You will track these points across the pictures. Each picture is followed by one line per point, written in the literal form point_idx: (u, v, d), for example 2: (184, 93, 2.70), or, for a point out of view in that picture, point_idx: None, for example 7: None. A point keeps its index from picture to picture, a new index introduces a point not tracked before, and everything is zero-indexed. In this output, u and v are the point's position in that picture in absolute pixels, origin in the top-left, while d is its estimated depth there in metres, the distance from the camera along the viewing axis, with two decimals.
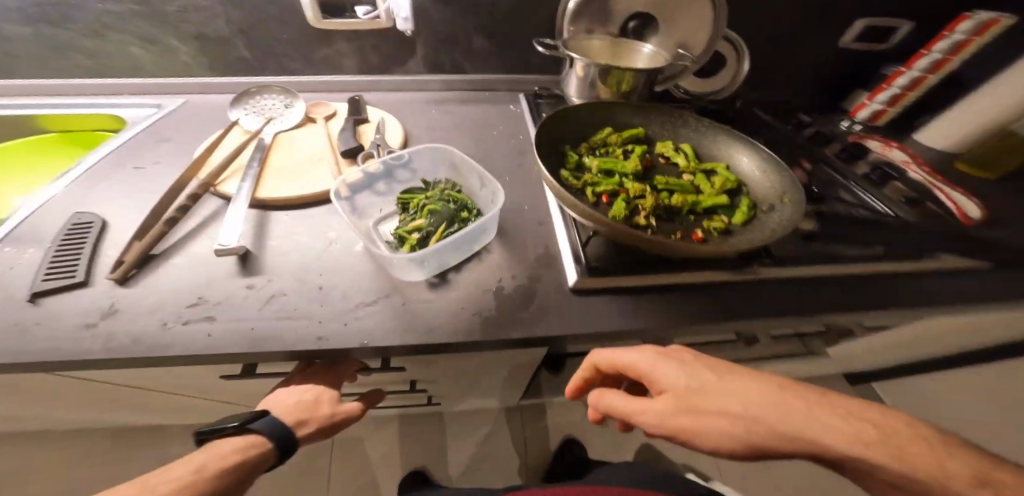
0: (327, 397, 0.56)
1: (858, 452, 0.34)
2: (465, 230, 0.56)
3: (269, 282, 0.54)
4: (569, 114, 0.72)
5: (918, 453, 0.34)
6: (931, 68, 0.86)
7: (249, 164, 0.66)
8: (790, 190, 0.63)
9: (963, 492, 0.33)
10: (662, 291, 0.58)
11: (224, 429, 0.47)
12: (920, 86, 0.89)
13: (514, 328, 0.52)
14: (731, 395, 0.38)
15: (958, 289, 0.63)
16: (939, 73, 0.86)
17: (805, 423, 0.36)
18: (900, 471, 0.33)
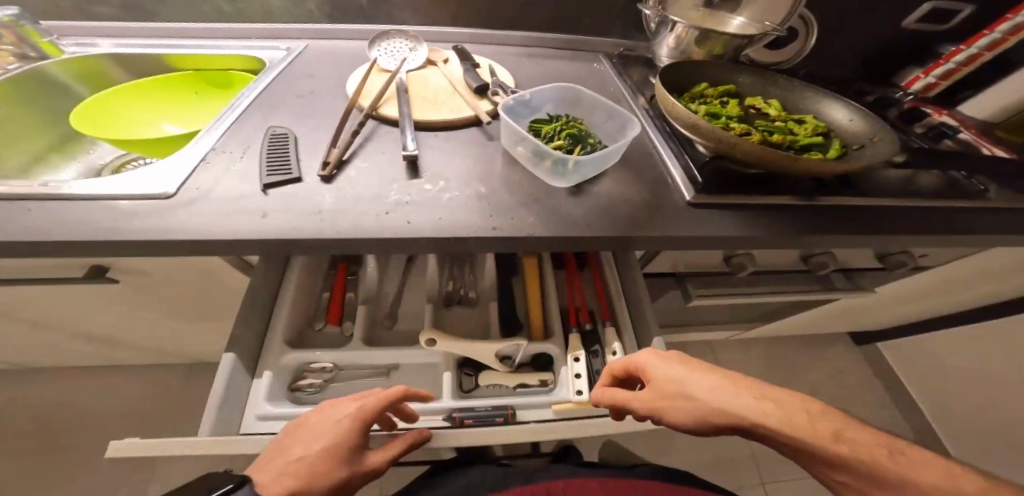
0: (330, 456, 0.51)
1: (772, 425, 0.46)
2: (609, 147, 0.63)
3: (440, 185, 0.62)
4: (678, 67, 0.84)
5: (820, 424, 0.46)
6: (988, 47, 0.96)
7: (402, 94, 0.76)
8: (881, 132, 0.73)
9: (846, 455, 0.43)
10: (772, 209, 0.67)
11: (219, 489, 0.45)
12: (976, 62, 0.99)
13: (654, 228, 0.60)
14: (689, 384, 0.53)
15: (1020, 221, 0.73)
16: (996, 51, 0.96)
17: (730, 402, 0.49)
18: (804, 441, 0.45)
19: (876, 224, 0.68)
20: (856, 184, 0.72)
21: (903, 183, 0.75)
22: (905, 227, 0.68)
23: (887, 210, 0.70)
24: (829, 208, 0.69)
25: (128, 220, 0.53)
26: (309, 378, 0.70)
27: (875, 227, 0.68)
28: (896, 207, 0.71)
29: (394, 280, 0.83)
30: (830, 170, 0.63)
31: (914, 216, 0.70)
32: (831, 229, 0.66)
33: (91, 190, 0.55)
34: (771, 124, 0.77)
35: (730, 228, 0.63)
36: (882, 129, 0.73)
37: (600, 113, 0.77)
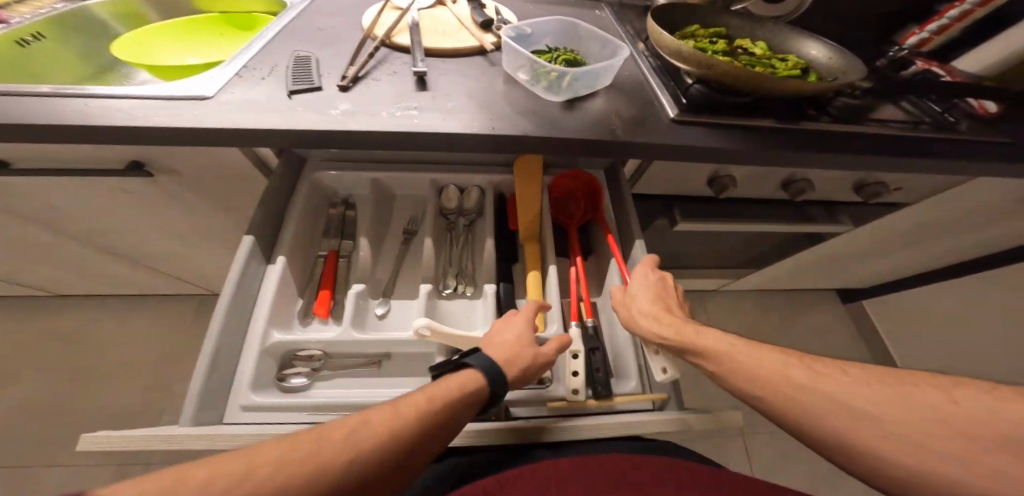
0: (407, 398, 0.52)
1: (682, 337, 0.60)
2: (600, 63, 0.69)
3: (444, 96, 0.69)
4: (669, 8, 0.89)
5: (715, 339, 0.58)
6: (977, 4, 0.98)
7: (412, 25, 0.82)
8: (853, 66, 0.79)
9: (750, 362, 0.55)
10: (750, 129, 0.72)
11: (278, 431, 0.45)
12: (967, 18, 1.02)
13: (636, 138, 0.67)
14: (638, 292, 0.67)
15: (991, 150, 0.78)
16: (985, 7, 0.98)
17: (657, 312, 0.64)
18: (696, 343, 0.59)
19: (847, 146, 0.73)
20: (828, 113, 0.78)
21: (880, 115, 0.80)
22: (874, 150, 0.73)
23: (861, 135, 0.75)
24: (806, 131, 0.74)
25: (170, 114, 0.61)
26: (295, 367, 0.69)
27: (846, 148, 0.73)
28: (870, 133, 0.75)
29: (400, 201, 0.91)
30: (800, 89, 0.69)
31: (887, 142, 0.75)
32: (804, 147, 0.72)
33: (138, 90, 0.63)
34: (754, 59, 0.82)
35: (708, 141, 0.69)
36: (854, 65, 0.79)
37: (596, 46, 0.82)
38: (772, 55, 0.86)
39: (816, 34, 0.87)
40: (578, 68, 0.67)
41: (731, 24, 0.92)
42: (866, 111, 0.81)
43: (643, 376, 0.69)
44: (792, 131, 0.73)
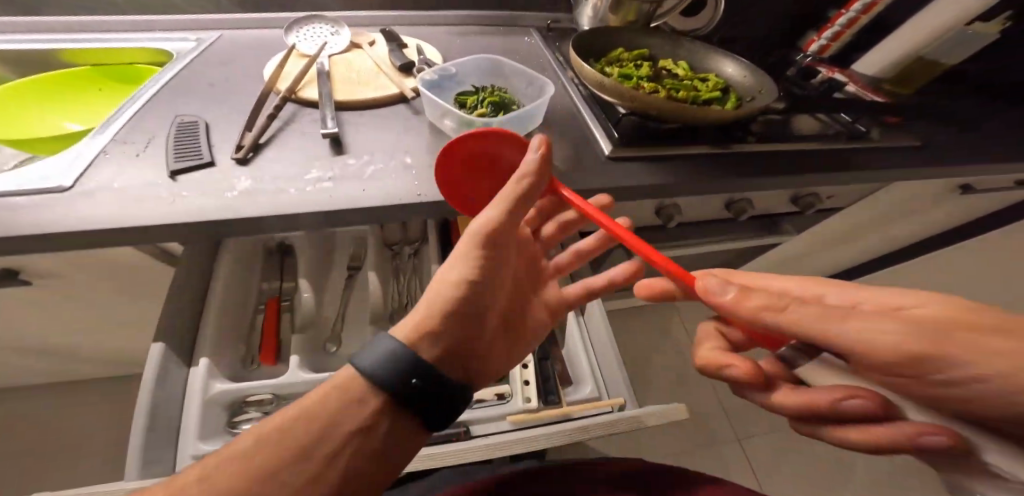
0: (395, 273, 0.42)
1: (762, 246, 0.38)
2: (527, 107, 0.64)
3: (361, 158, 0.62)
4: (592, 33, 0.87)
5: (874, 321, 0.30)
6: (862, 11, 1.07)
7: (320, 74, 0.75)
8: (764, 85, 0.81)
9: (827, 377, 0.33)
10: (685, 159, 0.71)
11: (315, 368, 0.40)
12: (856, 23, 1.11)
13: (573, 183, 0.64)
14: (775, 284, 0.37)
15: (904, 154, 0.82)
16: (868, 13, 1.08)
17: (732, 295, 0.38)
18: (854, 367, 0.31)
19: (775, 166, 0.75)
20: (753, 132, 0.79)
21: (801, 130, 0.83)
22: (800, 167, 0.75)
23: (786, 154, 0.77)
24: (736, 155, 0.74)
25: (10, 216, 0.49)
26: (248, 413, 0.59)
27: (773, 168, 0.74)
28: (794, 150, 0.77)
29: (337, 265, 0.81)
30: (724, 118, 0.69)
31: (809, 158, 0.77)
32: (736, 173, 0.72)
33: None
34: (676, 83, 0.83)
35: (646, 178, 0.67)
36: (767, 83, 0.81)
37: (523, 81, 0.79)
38: (694, 76, 0.87)
39: (730, 52, 0.89)
40: (506, 117, 0.64)
41: (655, 44, 0.92)
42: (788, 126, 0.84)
43: (599, 378, 0.64)
44: (723, 156, 0.73)
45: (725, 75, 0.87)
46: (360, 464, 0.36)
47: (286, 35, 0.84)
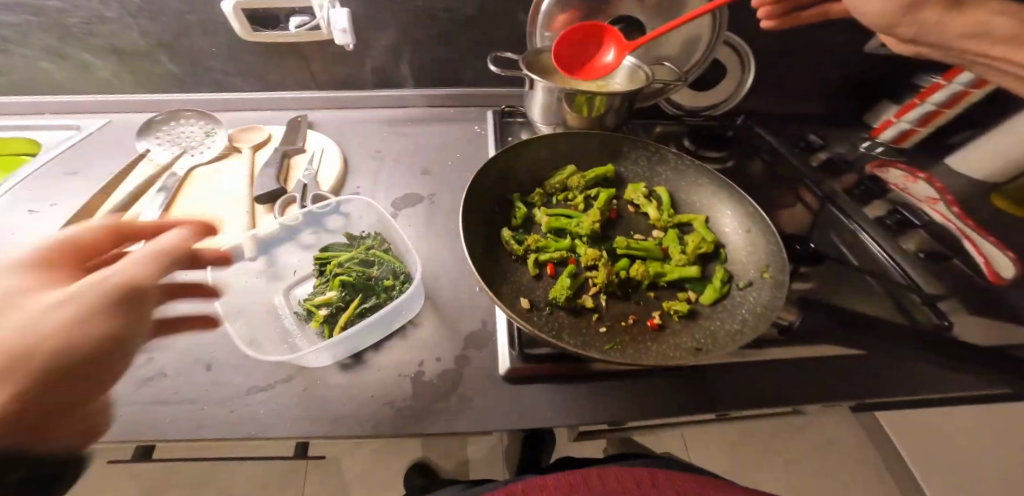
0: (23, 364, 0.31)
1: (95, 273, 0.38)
2: (387, 309, 0.52)
3: (149, 360, 0.50)
4: (531, 145, 0.64)
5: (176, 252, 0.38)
6: (945, 104, 0.81)
7: (148, 211, 0.60)
8: (774, 265, 0.54)
9: None
10: (615, 377, 0.53)
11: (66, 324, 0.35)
12: (941, 116, 0.84)
13: (427, 422, 0.49)
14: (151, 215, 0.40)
15: (981, 368, 0.57)
16: (961, 102, 0.81)
17: None
18: None
19: (761, 388, 0.53)
20: (755, 344, 0.55)
21: (798, 319, 0.59)
22: (804, 391, 0.53)
23: (785, 367, 0.54)
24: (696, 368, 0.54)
25: None
26: None
27: (759, 393, 0.52)
28: (797, 360, 0.55)
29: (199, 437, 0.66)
30: (670, 353, 0.47)
31: (821, 376, 0.54)
32: (693, 400, 0.52)
33: None
34: (635, 243, 0.58)
35: (544, 415, 0.50)
36: (778, 255, 0.54)
37: (418, 231, 0.67)
38: (672, 221, 0.62)
39: (736, 186, 0.62)
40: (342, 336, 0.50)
41: (625, 159, 0.69)
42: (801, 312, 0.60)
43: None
44: (676, 371, 0.54)
45: (718, 225, 0.62)
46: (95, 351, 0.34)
47: (142, 137, 0.70)
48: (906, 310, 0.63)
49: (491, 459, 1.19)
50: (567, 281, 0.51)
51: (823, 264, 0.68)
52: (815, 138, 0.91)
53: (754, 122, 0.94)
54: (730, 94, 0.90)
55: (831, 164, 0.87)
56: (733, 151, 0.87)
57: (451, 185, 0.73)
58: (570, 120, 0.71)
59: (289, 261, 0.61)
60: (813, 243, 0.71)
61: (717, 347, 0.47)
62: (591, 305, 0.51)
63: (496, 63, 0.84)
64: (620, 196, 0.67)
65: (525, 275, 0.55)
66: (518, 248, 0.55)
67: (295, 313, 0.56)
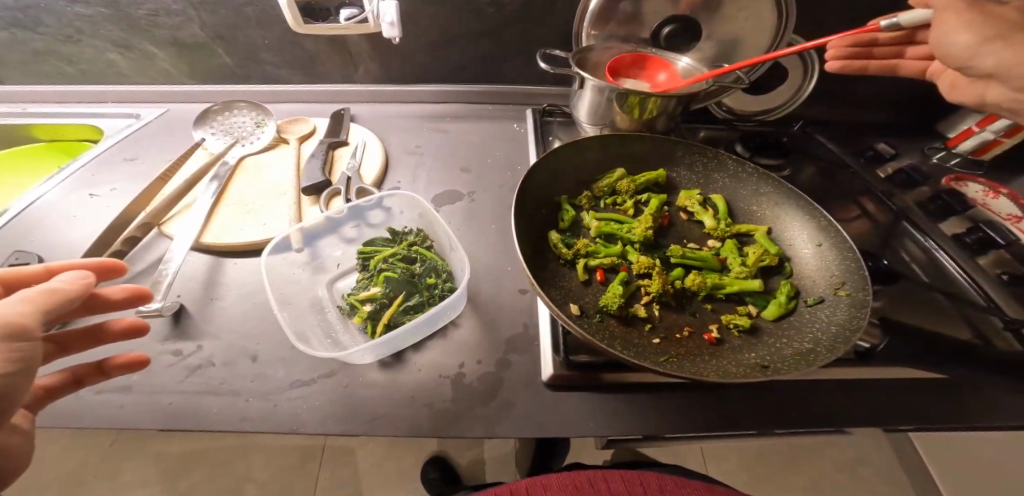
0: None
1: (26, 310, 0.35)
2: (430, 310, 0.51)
3: (198, 348, 0.51)
4: (581, 145, 0.62)
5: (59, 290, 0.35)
6: None
7: (202, 198, 0.61)
8: (851, 283, 0.50)
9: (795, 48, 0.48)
10: (666, 391, 0.50)
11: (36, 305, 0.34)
12: None
13: (467, 426, 0.47)
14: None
15: None
16: None
17: None
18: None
19: (828, 412, 0.49)
20: (820, 367, 0.51)
21: (882, 342, 0.54)
22: (874, 421, 0.48)
23: (854, 392, 0.50)
24: (754, 385, 0.51)
25: None
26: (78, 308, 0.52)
27: (824, 419, 0.48)
28: (868, 385, 0.50)
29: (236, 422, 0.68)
30: (734, 370, 0.43)
31: (899, 405, 0.49)
32: (749, 421, 0.48)
33: None
34: (691, 252, 0.56)
35: (588, 427, 0.47)
36: (857, 272, 0.50)
37: (460, 228, 0.65)
38: (731, 230, 0.59)
39: (804, 197, 0.59)
40: (391, 334, 0.49)
41: (677, 162, 0.66)
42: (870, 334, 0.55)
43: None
44: (729, 388, 0.50)
45: (784, 236, 0.58)
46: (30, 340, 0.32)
47: (199, 126, 0.72)
48: (991, 340, 0.57)
49: (508, 461, 1.18)
50: (619, 288, 0.49)
51: (895, 282, 0.62)
52: (884, 147, 0.86)
53: (813, 129, 0.89)
54: (791, 96, 0.84)
55: (899, 175, 0.81)
56: (789, 158, 0.82)
57: (491, 184, 0.72)
58: (619, 120, 0.67)
59: (331, 255, 0.61)
60: (886, 259, 0.66)
61: (788, 366, 0.43)
62: (644, 315, 0.49)
63: (545, 59, 0.81)
64: (672, 202, 0.64)
65: (574, 280, 0.52)
66: (567, 252, 0.53)
67: (339, 307, 0.57)
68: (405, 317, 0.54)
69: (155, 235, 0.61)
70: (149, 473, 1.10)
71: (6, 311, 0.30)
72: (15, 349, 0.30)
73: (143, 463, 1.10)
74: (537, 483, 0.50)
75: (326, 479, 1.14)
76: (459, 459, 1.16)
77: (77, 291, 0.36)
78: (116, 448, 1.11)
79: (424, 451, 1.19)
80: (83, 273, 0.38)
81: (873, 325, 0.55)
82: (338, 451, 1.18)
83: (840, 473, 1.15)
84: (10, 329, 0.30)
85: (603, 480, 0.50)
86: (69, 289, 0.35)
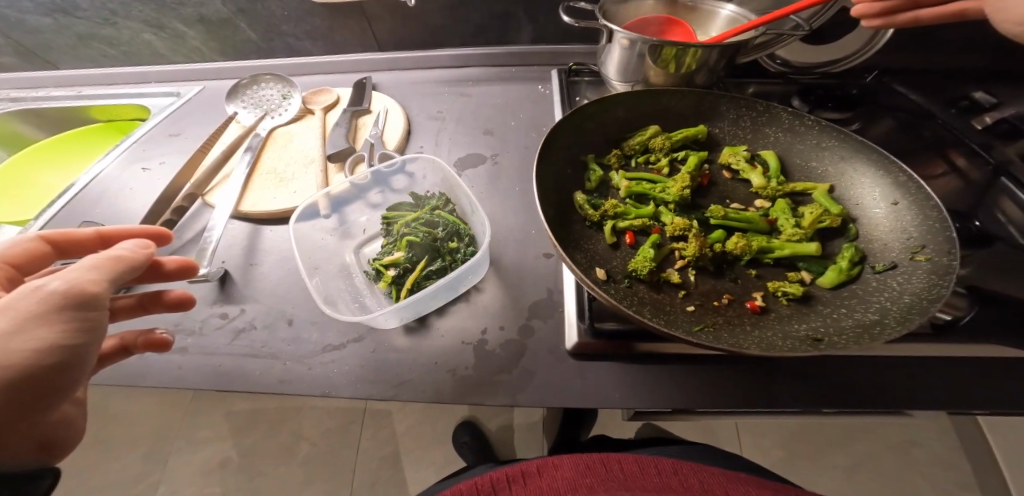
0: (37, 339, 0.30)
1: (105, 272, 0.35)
2: (452, 274, 0.50)
3: (242, 312, 0.53)
4: (610, 101, 0.57)
5: (113, 270, 0.35)
6: None
7: (236, 169, 0.63)
8: (934, 247, 0.42)
9: None
10: (706, 363, 0.46)
11: (107, 264, 0.35)
12: None
13: (492, 395, 0.46)
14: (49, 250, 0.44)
15: None
16: None
17: None
18: None
19: (894, 391, 0.43)
20: (893, 341, 0.44)
21: (968, 313, 0.46)
22: (951, 404, 0.42)
23: (928, 371, 0.43)
24: (804, 360, 0.45)
25: None
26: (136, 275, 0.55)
27: (892, 398, 0.42)
28: (946, 363, 0.44)
29: None
30: (780, 342, 0.39)
31: (986, 384, 0.42)
32: (802, 398, 0.43)
33: None
34: (734, 213, 0.50)
35: (616, 399, 0.45)
36: (942, 234, 0.43)
37: (483, 193, 0.63)
38: (783, 189, 0.52)
39: (878, 149, 0.51)
40: (412, 298, 0.48)
41: (722, 115, 0.59)
42: (955, 308, 0.47)
43: None
44: (777, 359, 0.45)
45: (850, 194, 0.51)
46: (86, 322, 0.32)
47: (231, 101, 0.74)
48: None
49: (534, 430, 1.18)
50: (650, 252, 0.45)
51: (987, 246, 0.53)
52: (981, 96, 0.73)
53: (886, 76, 0.77)
54: (866, 43, 0.72)
55: (995, 125, 0.68)
56: (858, 110, 0.71)
57: (513, 147, 0.68)
58: (653, 75, 0.61)
59: (357, 221, 0.62)
60: (976, 222, 0.56)
61: (847, 340, 0.38)
62: (678, 281, 0.45)
63: (569, 11, 0.74)
64: (713, 160, 0.58)
65: (601, 243, 0.49)
66: (593, 214, 0.50)
67: (365, 272, 0.58)
68: (428, 281, 0.53)
69: (198, 204, 0.64)
70: (218, 428, 1.21)
71: (78, 278, 0.32)
72: (83, 318, 0.32)
73: (208, 421, 1.22)
74: (556, 463, 0.49)
75: (367, 440, 1.20)
76: (489, 425, 1.18)
77: (141, 260, 0.37)
78: (188, 405, 1.23)
79: (454, 416, 1.21)
80: (149, 242, 0.39)
81: (959, 295, 0.48)
82: (376, 413, 1.24)
83: (897, 455, 1.06)
84: (78, 298, 0.32)
85: (615, 462, 0.49)
86: (134, 258, 0.36)
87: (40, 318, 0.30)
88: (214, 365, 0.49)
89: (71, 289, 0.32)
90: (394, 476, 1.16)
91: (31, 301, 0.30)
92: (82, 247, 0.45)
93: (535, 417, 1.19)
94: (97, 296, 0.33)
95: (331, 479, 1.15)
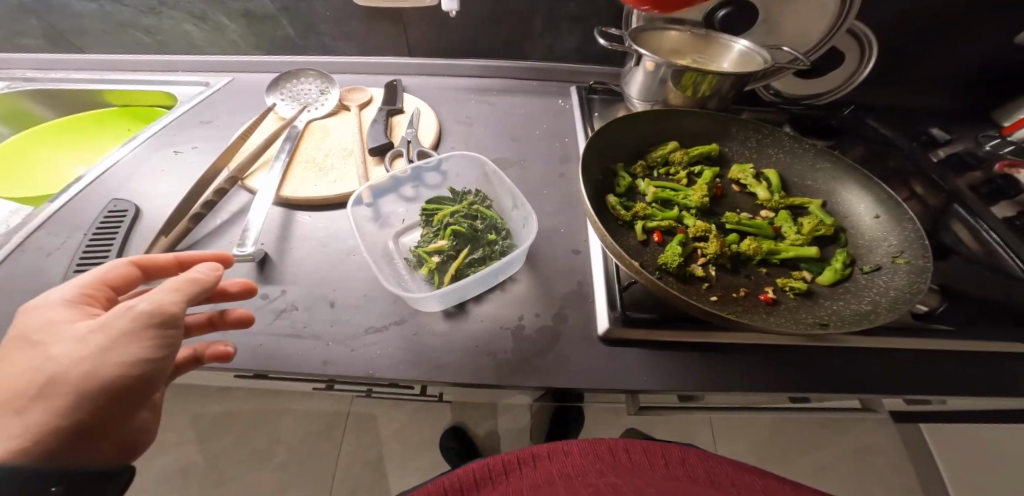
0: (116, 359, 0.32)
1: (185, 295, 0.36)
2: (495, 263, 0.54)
3: (282, 293, 0.55)
4: (638, 118, 0.64)
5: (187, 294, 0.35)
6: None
7: (277, 157, 0.66)
8: (911, 251, 0.51)
9: None
10: (717, 350, 0.52)
11: (183, 284, 0.35)
12: None
13: (531, 376, 0.50)
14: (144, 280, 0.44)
15: None
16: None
17: None
18: None
19: (874, 377, 0.50)
20: (874, 334, 0.52)
21: (940, 307, 0.56)
22: (915, 388, 0.50)
23: (899, 360, 0.51)
24: (801, 350, 0.52)
25: None
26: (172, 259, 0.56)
27: (871, 382, 0.50)
28: (916, 353, 0.52)
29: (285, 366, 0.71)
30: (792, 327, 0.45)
31: (941, 370, 0.51)
32: (798, 381, 0.50)
33: None
34: (747, 219, 0.57)
35: (641, 380, 0.50)
36: (917, 242, 0.51)
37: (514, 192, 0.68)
38: (785, 202, 0.60)
39: (864, 172, 0.59)
40: (460, 282, 0.52)
41: (731, 137, 0.67)
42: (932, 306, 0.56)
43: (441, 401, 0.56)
44: (780, 348, 0.52)
45: (840, 208, 0.59)
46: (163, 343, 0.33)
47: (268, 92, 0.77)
48: None
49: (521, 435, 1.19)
50: (679, 248, 0.51)
51: (944, 259, 0.63)
52: (938, 133, 0.85)
53: (862, 111, 0.88)
54: (844, 81, 0.82)
55: (950, 159, 0.80)
56: (838, 139, 0.82)
57: (540, 153, 0.74)
58: (671, 97, 0.68)
59: (394, 212, 0.65)
60: (935, 238, 0.66)
61: (846, 326, 0.45)
62: (701, 274, 0.51)
63: (604, 34, 0.80)
64: (723, 175, 0.65)
65: (632, 239, 0.56)
66: (625, 215, 0.56)
67: (406, 259, 0.61)
68: (469, 269, 0.57)
69: (236, 188, 0.65)
70: (203, 424, 1.17)
71: (163, 299, 0.34)
72: (163, 336, 0.33)
73: (195, 412, 1.19)
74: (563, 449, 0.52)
75: (350, 445, 1.19)
76: (476, 430, 1.19)
77: (211, 282, 0.37)
78: (171, 400, 1.19)
79: (440, 421, 1.23)
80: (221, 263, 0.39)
81: (933, 292, 0.57)
82: (361, 417, 1.23)
83: (849, 460, 1.16)
84: (162, 317, 0.33)
85: (624, 451, 0.52)
86: (205, 280, 0.37)
87: (127, 337, 0.32)
88: (258, 343, 0.51)
89: (154, 310, 0.33)
90: (377, 481, 1.15)
91: (123, 320, 0.32)
92: (160, 273, 0.44)
93: (522, 422, 1.20)
94: (175, 315, 0.34)
95: (309, 483, 1.13)
